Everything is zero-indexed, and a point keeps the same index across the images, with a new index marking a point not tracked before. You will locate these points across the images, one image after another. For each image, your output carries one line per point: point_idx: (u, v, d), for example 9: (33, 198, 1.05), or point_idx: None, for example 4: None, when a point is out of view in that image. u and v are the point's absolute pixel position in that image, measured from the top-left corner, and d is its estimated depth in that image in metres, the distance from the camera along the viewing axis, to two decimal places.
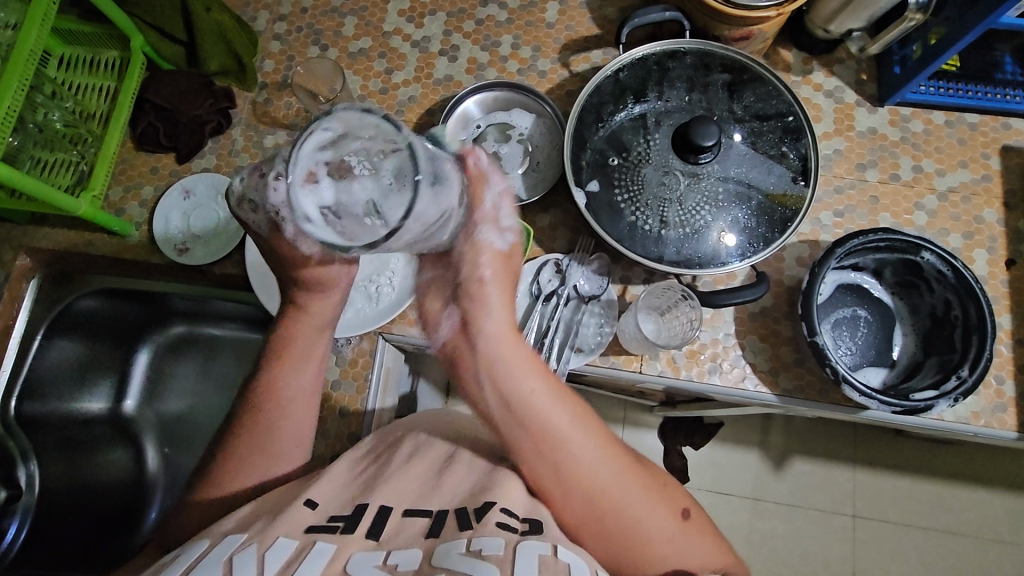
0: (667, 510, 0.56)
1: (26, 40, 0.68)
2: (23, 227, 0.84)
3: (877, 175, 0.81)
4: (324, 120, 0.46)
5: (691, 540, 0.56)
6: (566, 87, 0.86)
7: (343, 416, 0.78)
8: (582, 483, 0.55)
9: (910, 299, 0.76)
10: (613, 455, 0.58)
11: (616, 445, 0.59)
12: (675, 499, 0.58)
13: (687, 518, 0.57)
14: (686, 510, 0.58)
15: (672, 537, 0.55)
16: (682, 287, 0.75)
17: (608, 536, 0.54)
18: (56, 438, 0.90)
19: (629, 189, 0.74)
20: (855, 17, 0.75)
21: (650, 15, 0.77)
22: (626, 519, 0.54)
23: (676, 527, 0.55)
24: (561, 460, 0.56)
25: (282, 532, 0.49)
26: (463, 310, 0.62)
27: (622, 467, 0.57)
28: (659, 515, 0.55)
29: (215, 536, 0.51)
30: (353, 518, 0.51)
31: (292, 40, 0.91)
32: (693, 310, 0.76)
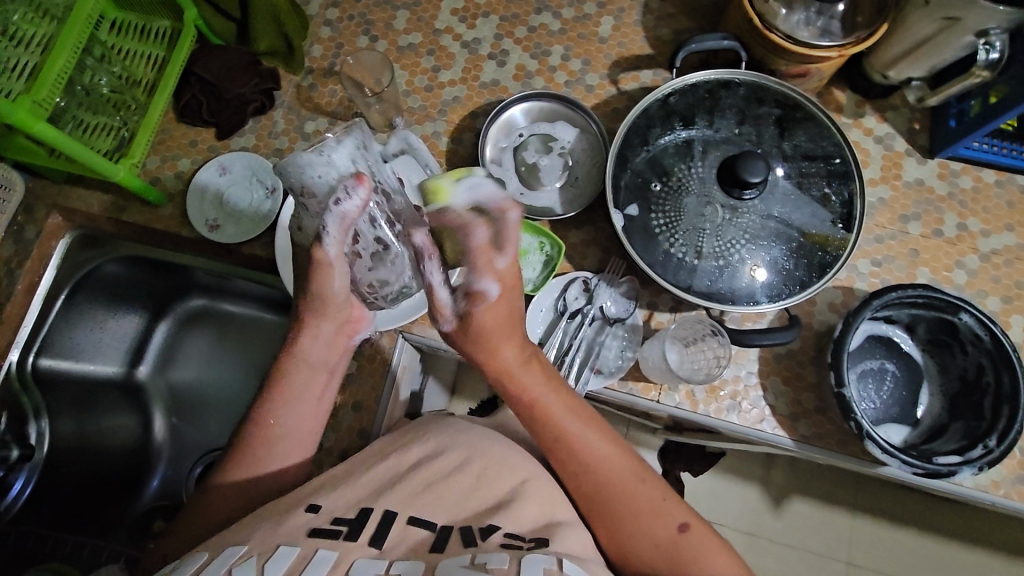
0: (659, 525, 0.56)
1: (84, 4, 0.69)
2: (58, 185, 0.85)
3: (920, 228, 0.79)
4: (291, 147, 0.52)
5: (688, 556, 0.54)
6: (612, 104, 0.86)
7: (355, 411, 0.77)
8: (579, 499, 0.59)
9: (940, 359, 0.75)
10: (607, 470, 0.58)
11: (615, 455, 0.59)
12: (673, 511, 0.57)
13: (687, 535, 0.55)
14: (687, 524, 0.56)
15: (666, 550, 0.55)
16: (711, 320, 0.74)
17: (606, 523, 0.57)
18: (68, 399, 0.90)
19: (667, 215, 0.74)
20: (917, 65, 0.74)
21: (707, 42, 0.75)
22: (618, 530, 0.56)
23: (671, 540, 0.55)
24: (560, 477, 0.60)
25: (282, 541, 0.49)
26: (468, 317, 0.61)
27: (612, 480, 0.58)
28: (651, 530, 0.55)
29: (214, 549, 0.51)
30: (357, 524, 0.51)
31: (343, 27, 0.90)
32: (726, 347, 0.74)
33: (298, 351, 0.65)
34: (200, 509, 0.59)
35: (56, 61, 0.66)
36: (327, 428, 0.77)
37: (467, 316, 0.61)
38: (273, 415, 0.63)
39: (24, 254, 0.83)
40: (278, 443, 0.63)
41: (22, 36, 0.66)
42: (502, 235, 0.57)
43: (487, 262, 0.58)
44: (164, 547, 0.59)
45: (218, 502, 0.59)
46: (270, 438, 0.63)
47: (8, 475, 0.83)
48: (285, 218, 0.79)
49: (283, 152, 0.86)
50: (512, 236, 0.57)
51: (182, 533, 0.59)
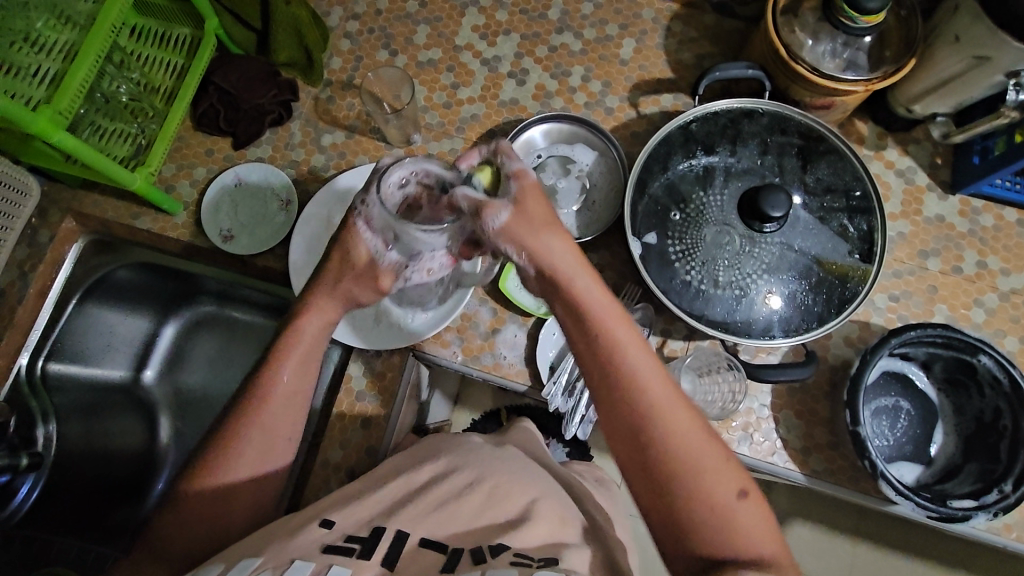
0: (720, 484, 0.49)
1: (109, 15, 0.68)
2: (72, 190, 0.84)
3: (939, 264, 0.79)
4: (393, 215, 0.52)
5: (739, 521, 0.49)
6: (631, 128, 0.85)
7: (364, 428, 0.76)
8: (635, 444, 0.51)
9: (956, 398, 0.73)
10: (677, 420, 0.51)
11: (686, 407, 0.52)
12: (733, 473, 0.50)
13: (744, 502, 0.50)
14: (746, 490, 0.50)
15: (722, 514, 0.48)
16: (726, 354, 0.74)
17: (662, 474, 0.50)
18: (76, 405, 0.89)
19: (686, 245, 0.73)
20: (943, 101, 0.73)
21: (731, 71, 0.74)
22: (674, 484, 0.49)
23: (729, 503, 0.49)
24: (619, 416, 0.52)
25: (296, 556, 0.49)
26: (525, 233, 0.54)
27: (680, 432, 0.50)
28: (709, 489, 0.49)
29: (228, 562, 0.51)
30: (370, 540, 0.51)
31: (363, 40, 0.90)
32: (742, 383, 0.74)
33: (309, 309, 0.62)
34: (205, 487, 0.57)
35: (77, 72, 0.66)
36: (335, 445, 0.76)
37: (523, 198, 0.54)
38: (278, 378, 0.60)
39: (37, 258, 0.82)
40: (280, 411, 0.60)
41: (46, 42, 0.67)
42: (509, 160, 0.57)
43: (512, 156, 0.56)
44: (165, 531, 0.57)
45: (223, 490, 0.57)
46: (275, 409, 0.60)
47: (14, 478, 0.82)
48: (299, 231, 0.79)
49: (299, 164, 0.85)
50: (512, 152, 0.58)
51: (188, 515, 0.57)
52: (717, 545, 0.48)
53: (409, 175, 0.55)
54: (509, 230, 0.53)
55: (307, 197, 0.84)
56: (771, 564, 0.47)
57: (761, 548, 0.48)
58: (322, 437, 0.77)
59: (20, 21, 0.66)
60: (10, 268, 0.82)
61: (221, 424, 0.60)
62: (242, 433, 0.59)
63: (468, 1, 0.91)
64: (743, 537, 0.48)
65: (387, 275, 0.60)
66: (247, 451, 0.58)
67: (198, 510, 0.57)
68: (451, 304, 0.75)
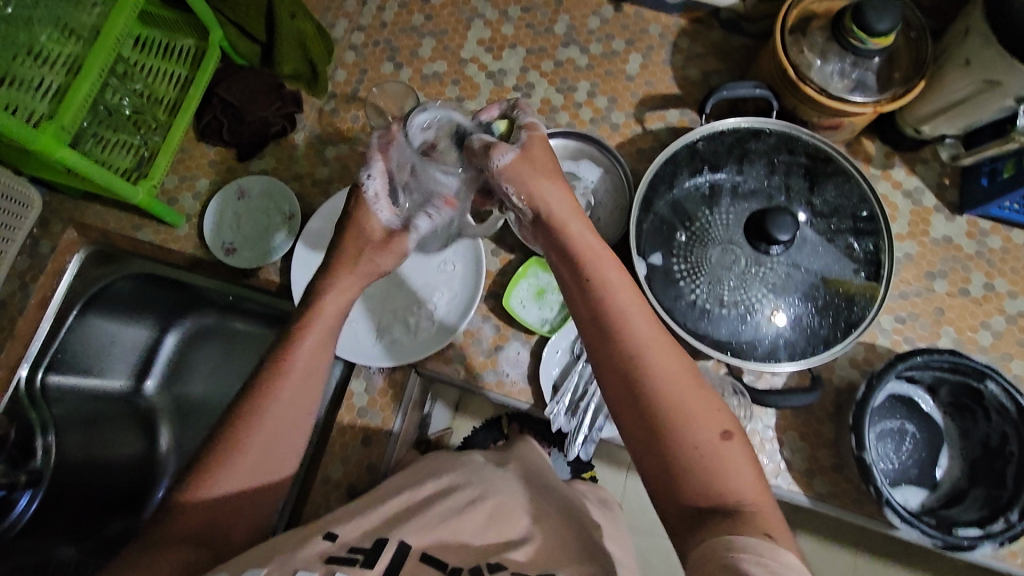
0: (700, 424, 0.48)
1: (113, 29, 0.68)
2: (74, 201, 0.84)
3: (946, 286, 0.78)
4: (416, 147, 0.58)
5: (719, 463, 0.47)
6: (637, 144, 0.85)
7: (364, 445, 0.76)
8: (620, 382, 0.50)
9: (962, 423, 0.73)
10: (661, 359, 0.50)
11: (670, 348, 0.51)
12: (716, 415, 0.49)
13: (727, 443, 0.48)
14: (729, 433, 0.49)
15: (703, 452, 0.47)
16: (732, 380, 0.73)
17: (643, 409, 0.49)
18: (75, 416, 0.88)
19: (692, 267, 0.72)
20: (951, 123, 0.73)
21: (739, 90, 0.74)
22: (657, 422, 0.48)
23: (710, 442, 0.48)
24: (606, 353, 0.51)
25: (300, 566, 0.48)
26: (518, 178, 0.56)
27: (663, 371, 0.49)
28: (689, 428, 0.48)
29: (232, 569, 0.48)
30: (373, 553, 0.51)
31: (368, 53, 0.89)
32: (746, 409, 0.73)
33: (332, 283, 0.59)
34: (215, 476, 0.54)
35: (81, 87, 0.65)
36: (334, 461, 0.75)
37: (529, 146, 0.58)
38: (294, 360, 0.57)
39: (39, 268, 0.82)
40: (295, 393, 0.57)
41: (49, 55, 0.65)
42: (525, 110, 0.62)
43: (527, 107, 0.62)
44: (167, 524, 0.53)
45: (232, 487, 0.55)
46: (291, 391, 0.57)
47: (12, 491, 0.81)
48: (302, 246, 0.79)
49: (302, 176, 0.85)
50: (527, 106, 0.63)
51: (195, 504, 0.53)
52: (697, 488, 0.47)
53: (432, 120, 0.59)
54: (512, 166, 0.57)
55: (310, 211, 0.83)
56: (750, 511, 0.45)
57: (740, 493, 0.46)
58: (322, 453, 0.76)
59: (23, 32, 0.64)
60: (11, 279, 0.82)
61: (230, 408, 0.57)
62: (256, 413, 0.56)
63: (474, 15, 0.90)
64: (723, 480, 0.47)
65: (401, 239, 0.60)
66: (261, 437, 0.55)
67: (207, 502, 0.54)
68: (455, 318, 0.77)
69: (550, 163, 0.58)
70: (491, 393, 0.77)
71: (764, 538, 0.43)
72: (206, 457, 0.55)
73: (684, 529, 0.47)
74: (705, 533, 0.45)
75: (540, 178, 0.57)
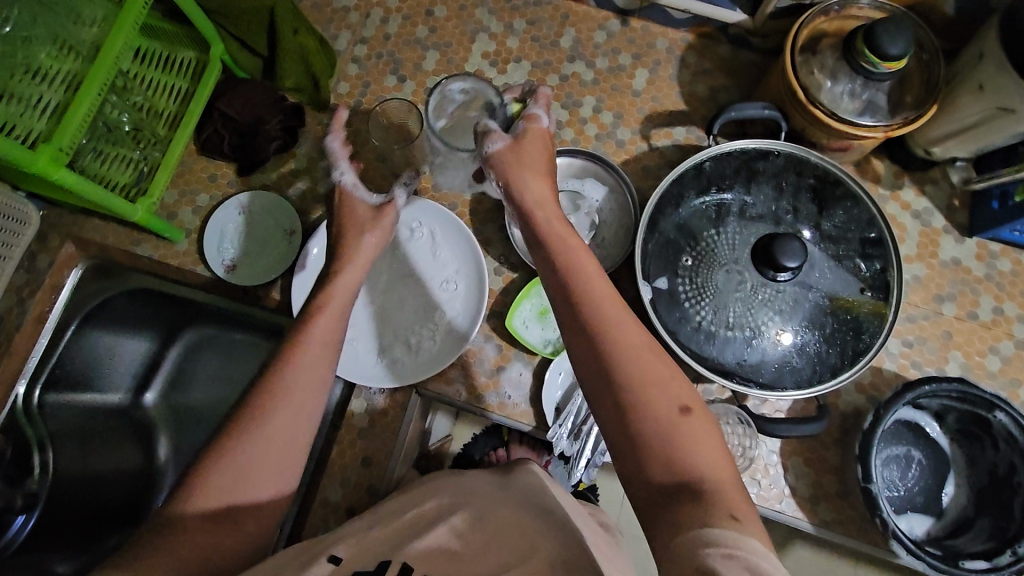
0: (658, 396, 0.48)
1: (112, 46, 0.66)
2: (73, 215, 0.83)
3: (954, 309, 0.77)
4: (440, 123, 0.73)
5: (681, 436, 0.46)
6: (643, 161, 0.84)
7: (364, 466, 0.75)
8: (585, 356, 0.51)
9: (969, 450, 0.72)
10: (622, 333, 0.51)
11: (633, 323, 0.52)
12: (675, 388, 0.48)
13: (685, 417, 0.47)
14: (689, 409, 0.48)
15: (658, 422, 0.47)
16: (738, 411, 0.71)
17: (601, 377, 0.50)
18: (71, 432, 0.87)
19: (698, 291, 0.71)
20: (963, 146, 0.73)
21: (747, 111, 0.73)
22: (617, 391, 0.49)
23: (666, 414, 0.47)
24: (571, 328, 0.53)
25: None
26: (504, 165, 0.65)
27: (624, 345, 0.50)
28: (648, 400, 0.48)
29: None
30: None
31: (371, 66, 0.88)
32: (750, 438, 0.72)
33: (354, 256, 0.65)
34: (229, 452, 0.50)
35: (79, 107, 0.64)
36: (334, 482, 0.74)
37: (521, 139, 0.66)
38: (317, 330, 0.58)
39: (36, 283, 0.82)
40: (320, 361, 0.56)
41: (48, 73, 0.65)
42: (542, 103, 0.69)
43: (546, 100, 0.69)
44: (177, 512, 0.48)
45: (241, 466, 0.50)
46: (313, 362, 0.56)
47: (7, 512, 0.81)
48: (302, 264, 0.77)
49: (303, 191, 0.84)
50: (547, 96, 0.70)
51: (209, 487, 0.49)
52: (658, 462, 0.46)
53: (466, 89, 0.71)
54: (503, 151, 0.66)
55: (310, 227, 0.82)
56: (711, 487, 0.44)
57: (701, 468, 0.45)
58: (322, 474, 0.75)
59: (22, 50, 0.64)
60: (9, 294, 0.82)
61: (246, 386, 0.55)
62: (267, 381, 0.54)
63: (479, 28, 0.89)
64: (684, 454, 0.46)
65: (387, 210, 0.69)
66: (283, 410, 0.52)
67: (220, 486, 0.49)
68: (456, 338, 0.76)
69: (541, 155, 0.66)
70: (493, 415, 0.76)
71: (728, 518, 0.42)
72: (222, 436, 0.51)
73: (650, 510, 0.45)
74: (671, 515, 0.43)
75: (524, 168, 0.65)
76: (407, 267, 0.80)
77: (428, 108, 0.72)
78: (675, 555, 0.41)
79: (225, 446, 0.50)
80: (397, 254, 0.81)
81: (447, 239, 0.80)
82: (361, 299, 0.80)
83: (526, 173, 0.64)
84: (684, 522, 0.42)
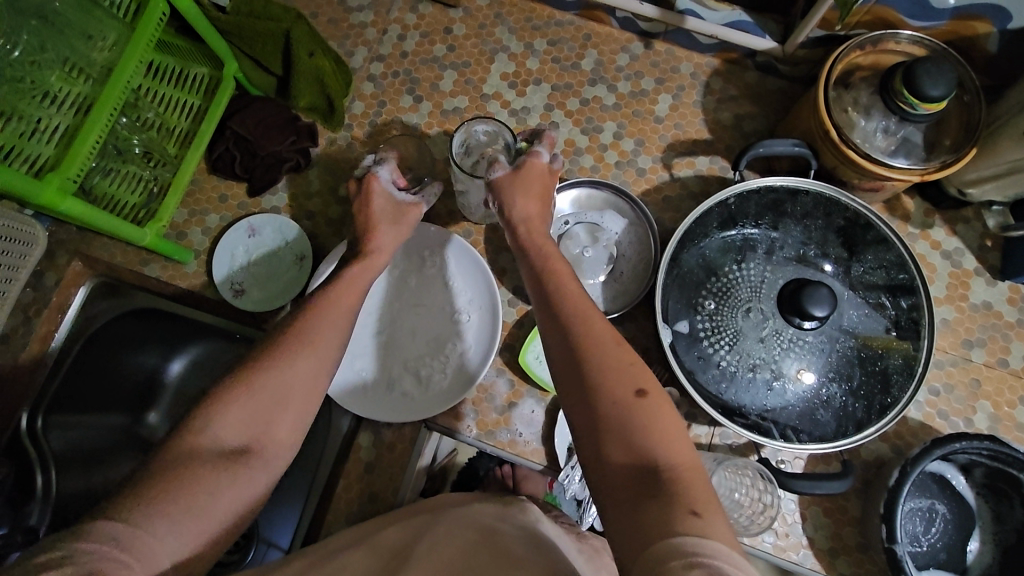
0: (616, 384, 0.49)
1: (125, 71, 0.65)
2: (81, 232, 0.82)
3: (983, 355, 0.75)
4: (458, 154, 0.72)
5: (637, 421, 0.47)
6: (663, 192, 0.81)
7: (371, 501, 0.73)
8: (559, 348, 0.54)
9: (996, 505, 0.70)
10: (589, 326, 0.53)
11: (601, 320, 0.54)
12: (633, 375, 0.50)
13: (642, 405, 0.48)
14: (646, 396, 0.49)
15: (616, 411, 0.48)
16: (759, 465, 0.68)
17: (567, 372, 0.52)
18: (74, 454, 0.84)
19: (720, 336, 0.68)
20: (1000, 190, 0.70)
21: (776, 147, 0.70)
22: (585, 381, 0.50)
23: (624, 403, 0.48)
24: (546, 320, 0.56)
25: None
26: (495, 182, 0.67)
27: (592, 338, 0.52)
28: (607, 387, 0.49)
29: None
30: None
31: (387, 84, 0.86)
32: (771, 494, 0.68)
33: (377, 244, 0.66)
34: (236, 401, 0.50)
35: (90, 133, 0.63)
36: (339, 517, 0.73)
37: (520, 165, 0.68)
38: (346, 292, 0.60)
39: (42, 302, 0.80)
40: (343, 319, 0.58)
41: (58, 95, 0.63)
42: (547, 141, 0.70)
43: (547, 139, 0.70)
44: (199, 437, 0.48)
45: (266, 402, 0.50)
46: (341, 318, 0.58)
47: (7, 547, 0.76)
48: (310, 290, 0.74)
49: (315, 215, 0.82)
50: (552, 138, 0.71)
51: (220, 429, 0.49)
52: (618, 449, 0.47)
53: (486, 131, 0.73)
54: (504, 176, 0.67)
55: (322, 252, 0.81)
56: (669, 480, 0.44)
57: (660, 457, 0.46)
58: (328, 508, 0.74)
59: (32, 74, 0.62)
60: (15, 312, 0.79)
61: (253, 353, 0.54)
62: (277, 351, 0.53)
63: (498, 47, 0.86)
64: (641, 442, 0.46)
65: (412, 210, 0.70)
66: (305, 360, 0.53)
67: (240, 419, 0.49)
68: (468, 372, 0.74)
69: (540, 182, 0.67)
70: (502, 453, 0.75)
71: (689, 515, 0.41)
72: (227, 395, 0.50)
73: (610, 497, 0.46)
74: (635, 511, 0.43)
75: (516, 189, 0.65)
76: (419, 296, 0.79)
77: (454, 146, 0.72)
78: (640, 557, 0.40)
79: (248, 379, 0.51)
80: (410, 284, 0.80)
81: (461, 269, 0.78)
82: (369, 327, 0.78)
83: (513, 187, 0.66)
84: (648, 519, 0.42)
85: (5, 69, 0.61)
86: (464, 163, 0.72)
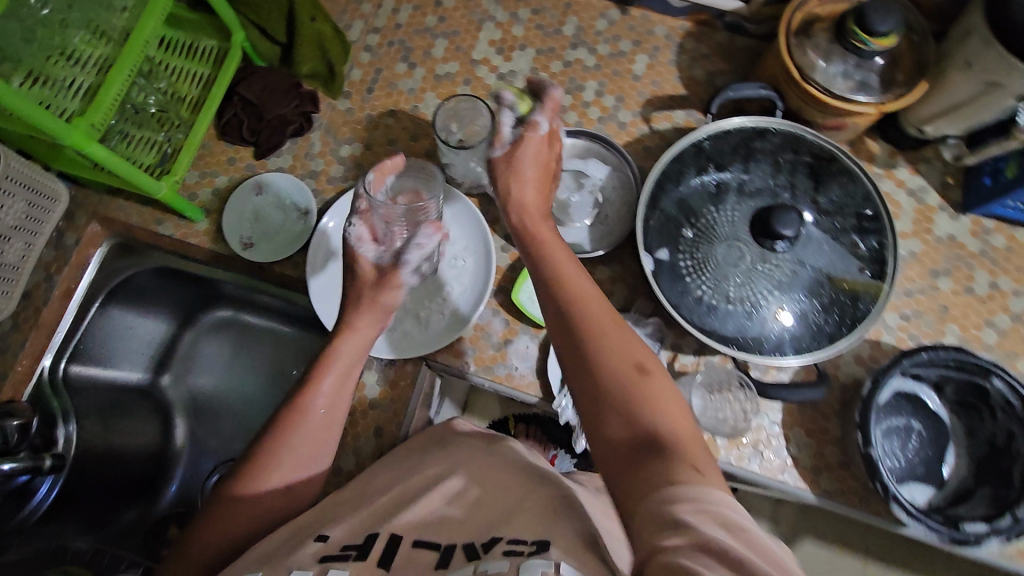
0: (615, 358, 0.51)
1: (143, 29, 0.71)
2: (100, 195, 0.87)
3: (950, 284, 0.79)
4: (440, 129, 0.81)
5: (639, 395, 0.49)
6: (644, 143, 0.86)
7: (377, 436, 0.77)
8: (557, 325, 0.56)
9: (968, 421, 0.74)
10: (586, 305, 0.55)
11: (599, 301, 0.56)
12: (630, 351, 0.52)
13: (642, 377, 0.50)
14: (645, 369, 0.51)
15: (615, 380, 0.50)
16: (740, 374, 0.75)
17: (568, 345, 0.54)
18: (92, 404, 0.89)
19: (695, 258, 0.73)
20: (953, 123, 0.75)
21: (745, 91, 0.75)
22: (586, 354, 0.52)
23: (623, 375, 0.50)
24: (547, 298, 0.58)
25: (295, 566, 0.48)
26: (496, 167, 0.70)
27: (591, 317, 0.54)
28: (605, 360, 0.51)
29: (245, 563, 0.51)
30: (367, 546, 0.50)
31: (382, 53, 0.92)
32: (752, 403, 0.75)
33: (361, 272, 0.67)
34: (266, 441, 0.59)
35: (110, 88, 0.68)
36: (348, 451, 0.77)
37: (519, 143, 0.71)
38: (321, 398, 0.60)
39: (64, 259, 0.85)
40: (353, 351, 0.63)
41: (81, 56, 0.69)
42: (546, 107, 0.71)
43: (546, 108, 0.71)
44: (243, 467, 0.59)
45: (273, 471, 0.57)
46: (337, 380, 0.62)
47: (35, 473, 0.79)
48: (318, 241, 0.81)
49: (317, 174, 0.87)
50: (552, 102, 0.71)
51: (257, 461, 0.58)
52: (619, 419, 0.48)
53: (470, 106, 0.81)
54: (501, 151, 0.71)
55: (325, 207, 0.86)
56: (668, 441, 0.45)
57: (660, 425, 0.47)
58: None
59: (58, 34, 0.67)
60: (38, 269, 0.85)
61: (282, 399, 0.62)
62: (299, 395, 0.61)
63: (485, 17, 0.93)
64: (640, 408, 0.48)
65: (394, 270, 0.65)
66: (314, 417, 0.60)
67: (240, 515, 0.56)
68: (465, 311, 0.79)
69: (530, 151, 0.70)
70: (497, 387, 0.79)
71: (693, 472, 0.42)
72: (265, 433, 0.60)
73: (612, 463, 0.47)
74: (639, 471, 0.44)
75: (514, 182, 0.68)
76: None
77: (438, 121, 0.81)
78: (642, 510, 0.41)
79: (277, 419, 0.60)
80: None
81: (456, 218, 0.83)
82: None
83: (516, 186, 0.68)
84: (651, 477, 0.43)
85: (36, 27, 0.66)
86: (449, 138, 0.81)
